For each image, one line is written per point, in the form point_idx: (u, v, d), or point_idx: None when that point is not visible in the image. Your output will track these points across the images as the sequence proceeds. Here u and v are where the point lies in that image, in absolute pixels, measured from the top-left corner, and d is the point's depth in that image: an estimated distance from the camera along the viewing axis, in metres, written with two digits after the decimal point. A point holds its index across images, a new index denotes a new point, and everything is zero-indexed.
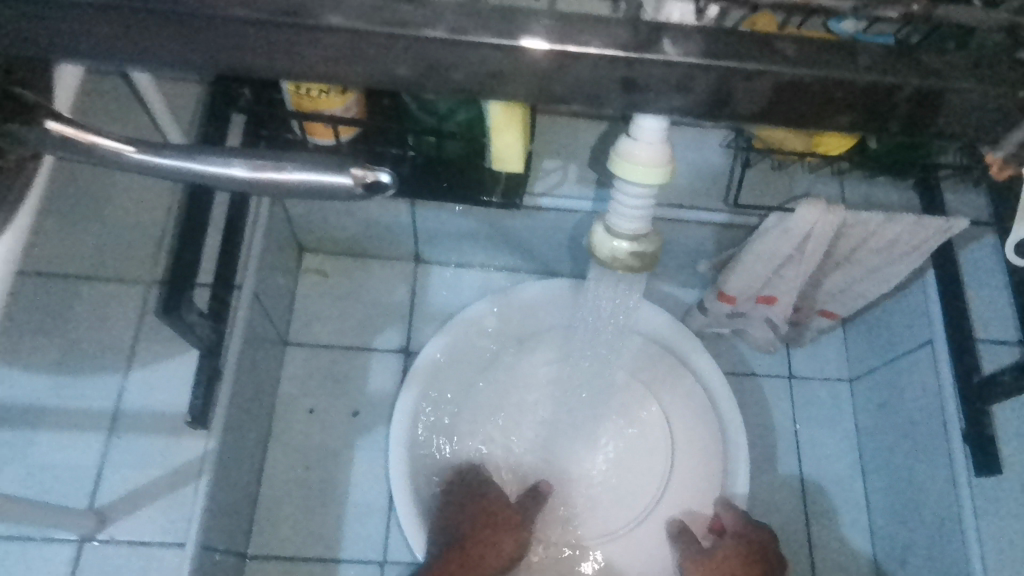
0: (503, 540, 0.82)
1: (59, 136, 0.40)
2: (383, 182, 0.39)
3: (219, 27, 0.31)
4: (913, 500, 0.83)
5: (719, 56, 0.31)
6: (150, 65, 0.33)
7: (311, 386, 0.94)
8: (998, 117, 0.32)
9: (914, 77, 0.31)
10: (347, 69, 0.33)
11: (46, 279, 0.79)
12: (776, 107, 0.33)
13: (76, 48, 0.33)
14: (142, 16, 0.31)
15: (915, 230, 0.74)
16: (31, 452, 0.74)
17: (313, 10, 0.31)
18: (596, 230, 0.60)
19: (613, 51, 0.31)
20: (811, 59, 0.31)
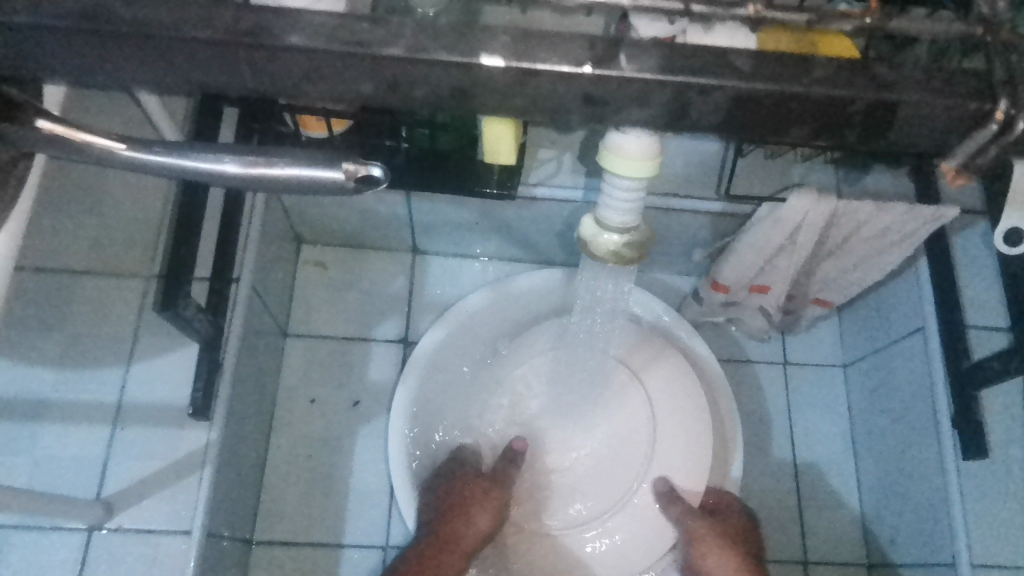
0: (476, 515, 0.81)
1: (48, 133, 0.41)
2: (376, 175, 0.40)
3: (181, 47, 0.32)
4: (902, 484, 0.84)
5: (675, 71, 0.30)
6: (115, 83, 0.33)
7: (311, 377, 0.96)
8: (952, 129, 0.31)
9: (867, 90, 0.30)
10: (309, 88, 0.33)
11: (44, 275, 0.80)
12: (733, 123, 0.32)
13: (41, 65, 0.33)
14: (102, 36, 0.31)
15: (906, 220, 0.75)
16: (37, 444, 0.76)
17: (275, 28, 0.31)
18: (587, 223, 0.60)
19: (569, 68, 0.30)
20: (766, 74, 0.30)
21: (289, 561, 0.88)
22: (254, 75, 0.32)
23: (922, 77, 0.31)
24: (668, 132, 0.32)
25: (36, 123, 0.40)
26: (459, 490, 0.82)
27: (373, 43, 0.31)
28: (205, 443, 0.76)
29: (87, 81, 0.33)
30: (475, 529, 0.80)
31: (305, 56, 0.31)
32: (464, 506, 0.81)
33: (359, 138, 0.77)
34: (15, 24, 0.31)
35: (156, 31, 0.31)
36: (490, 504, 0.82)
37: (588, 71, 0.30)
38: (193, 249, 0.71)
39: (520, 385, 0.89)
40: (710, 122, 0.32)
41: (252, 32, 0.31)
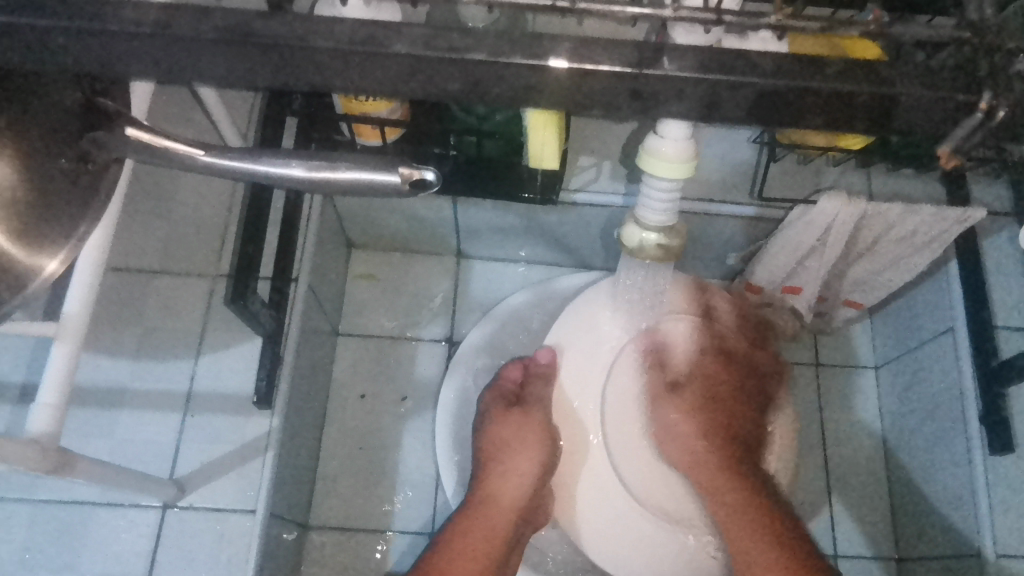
0: (514, 458, 0.78)
1: (136, 140, 0.47)
2: (428, 179, 0.45)
3: (278, 53, 0.32)
4: (930, 479, 0.87)
5: (710, 71, 0.31)
6: (188, 79, 0.34)
7: (362, 374, 1.01)
8: (949, 116, 0.31)
9: (869, 84, 0.31)
10: (385, 87, 0.33)
11: (121, 273, 0.87)
12: (758, 116, 0.33)
13: (117, 67, 0.33)
14: (182, 43, 0.32)
15: (934, 221, 0.77)
16: (118, 428, 0.83)
17: (384, 39, 0.31)
18: (627, 223, 0.65)
19: (623, 68, 0.31)
20: (786, 70, 0.31)
21: (342, 544, 0.93)
22: (338, 74, 0.32)
23: (922, 72, 0.31)
24: (700, 126, 0.34)
25: (123, 130, 0.47)
26: (501, 437, 0.80)
27: (462, 49, 0.31)
28: (268, 429, 0.83)
29: (161, 79, 0.34)
30: (517, 473, 0.78)
31: (407, 62, 0.31)
32: (503, 451, 0.79)
33: (411, 145, 0.82)
34: (105, 29, 0.31)
35: (248, 36, 0.31)
36: (525, 443, 0.78)
37: (637, 72, 0.31)
38: (258, 247, 0.76)
39: (582, 372, 0.72)
40: (734, 116, 0.33)
41: (365, 41, 0.31)
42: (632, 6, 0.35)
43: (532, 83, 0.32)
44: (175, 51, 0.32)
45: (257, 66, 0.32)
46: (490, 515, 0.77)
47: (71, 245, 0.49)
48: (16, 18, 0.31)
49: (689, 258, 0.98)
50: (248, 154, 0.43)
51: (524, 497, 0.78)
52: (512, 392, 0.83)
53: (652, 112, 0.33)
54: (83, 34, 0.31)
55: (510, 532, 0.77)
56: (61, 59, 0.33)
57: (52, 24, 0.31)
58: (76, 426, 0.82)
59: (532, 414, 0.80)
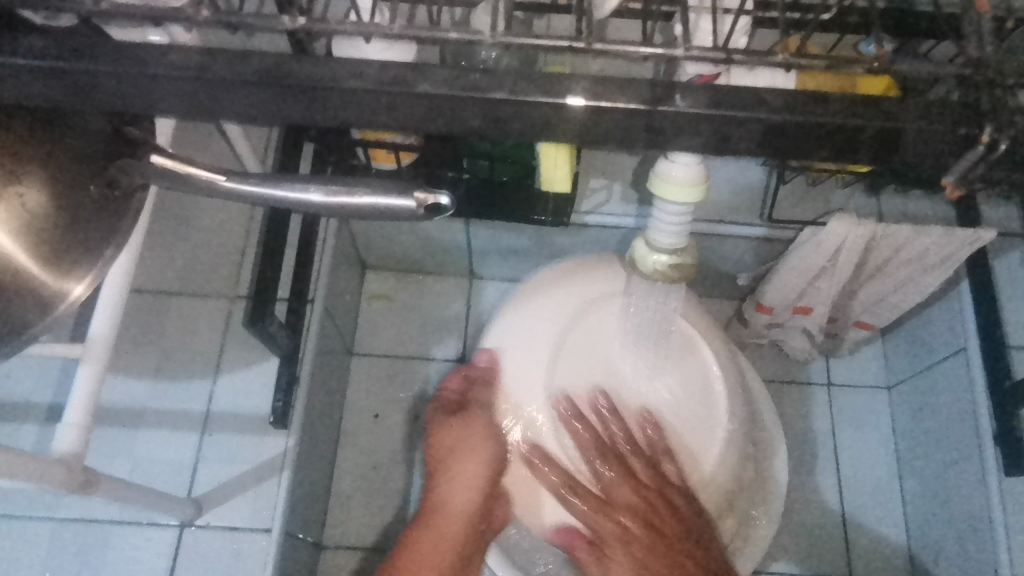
0: (462, 464, 0.78)
1: (159, 167, 0.49)
2: (443, 204, 0.46)
3: (309, 93, 0.33)
4: (945, 499, 0.87)
5: (722, 106, 0.32)
6: (222, 118, 0.35)
7: (376, 394, 1.02)
8: (951, 150, 0.33)
9: (875, 119, 0.32)
10: (410, 124, 0.34)
11: (142, 295, 0.89)
12: (769, 148, 0.34)
13: (157, 106, 0.35)
14: (218, 85, 0.33)
15: (944, 242, 0.78)
16: (137, 447, 0.84)
17: (410, 80, 0.33)
18: (639, 244, 0.69)
19: (638, 106, 0.32)
20: (795, 106, 0.32)
21: (355, 564, 0.94)
22: (367, 113, 0.34)
23: (925, 107, 0.32)
24: (713, 158, 0.35)
25: (149, 158, 0.49)
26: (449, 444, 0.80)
27: (483, 89, 0.32)
28: (284, 448, 0.84)
29: (198, 117, 0.36)
30: (462, 481, 0.77)
31: (431, 102, 0.33)
32: (453, 454, 0.79)
33: (426, 169, 0.84)
34: (148, 73, 0.33)
35: (281, 78, 0.33)
36: (469, 448, 0.78)
37: (652, 109, 0.32)
38: (277, 270, 0.78)
39: (523, 373, 0.76)
40: (746, 148, 0.34)
41: (391, 82, 0.33)
42: (644, 47, 0.36)
43: (550, 120, 0.33)
44: (213, 91, 0.34)
45: (289, 105, 0.34)
46: (441, 525, 0.77)
47: (98, 270, 0.50)
48: (66, 63, 0.33)
49: (700, 278, 0.98)
50: (274, 183, 0.45)
51: (472, 506, 0.76)
52: (454, 400, 0.83)
53: (666, 147, 0.34)
54: (127, 76, 0.33)
55: (464, 541, 0.76)
56: (105, 99, 0.34)
57: (97, 68, 0.33)
58: (97, 445, 0.84)
59: (473, 419, 0.79)
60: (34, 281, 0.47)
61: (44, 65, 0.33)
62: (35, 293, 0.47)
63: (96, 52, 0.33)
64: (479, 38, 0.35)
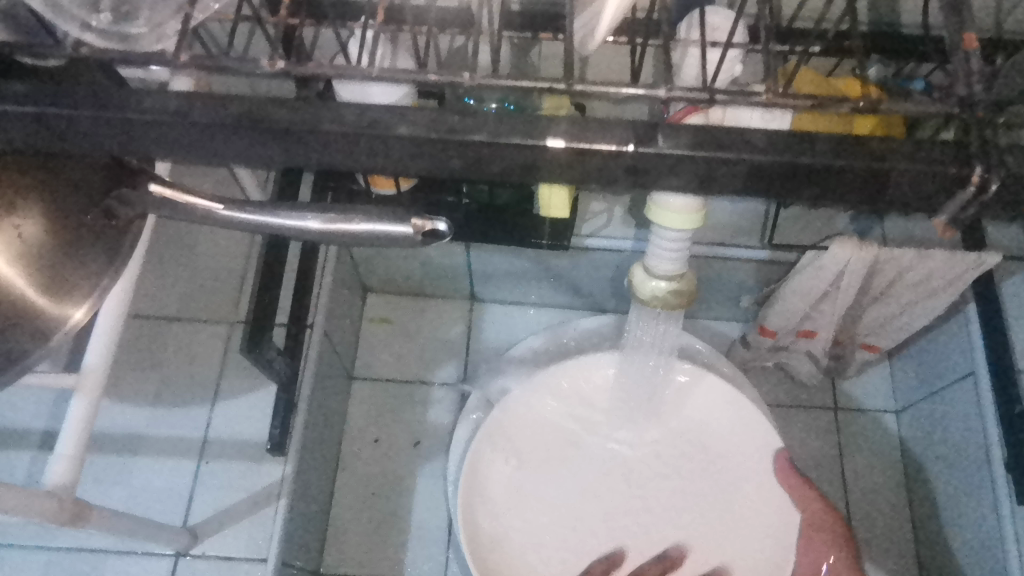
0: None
1: (158, 196, 0.48)
2: (442, 230, 0.45)
3: (288, 138, 0.33)
4: (956, 530, 0.85)
5: (705, 147, 0.32)
6: (203, 160, 0.35)
7: (377, 419, 1.02)
8: (942, 190, 0.32)
9: (861, 159, 0.31)
10: (392, 165, 0.34)
11: (141, 320, 0.89)
12: (755, 188, 0.33)
13: (134, 149, 0.35)
14: (199, 130, 0.33)
15: (949, 266, 0.77)
16: (133, 475, 0.84)
17: (387, 123, 0.32)
18: (637, 273, 0.68)
19: (618, 147, 0.32)
20: (779, 146, 0.31)
21: None
22: (349, 157, 0.34)
23: (911, 146, 0.32)
24: (697, 197, 0.34)
25: (147, 186, 0.48)
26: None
27: (463, 132, 0.32)
28: (281, 476, 0.83)
29: (177, 158, 0.35)
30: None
31: (411, 145, 0.33)
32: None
33: (426, 194, 0.84)
34: (127, 119, 0.33)
35: (262, 124, 0.33)
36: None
37: (631, 150, 0.32)
38: (275, 297, 0.78)
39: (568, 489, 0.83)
40: (730, 187, 0.34)
41: (367, 126, 0.32)
42: (627, 86, 0.35)
43: (530, 161, 0.33)
44: (192, 135, 0.33)
45: (267, 147, 0.34)
46: None
47: (97, 295, 0.51)
48: (46, 109, 0.33)
49: (702, 301, 0.97)
50: (267, 214, 0.45)
51: None
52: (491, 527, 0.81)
53: (647, 188, 0.34)
54: (106, 120, 0.33)
55: None
56: (85, 142, 0.34)
57: (79, 115, 0.33)
58: (94, 473, 0.83)
59: None
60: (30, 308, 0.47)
61: (24, 111, 0.33)
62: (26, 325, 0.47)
63: (75, 96, 0.33)
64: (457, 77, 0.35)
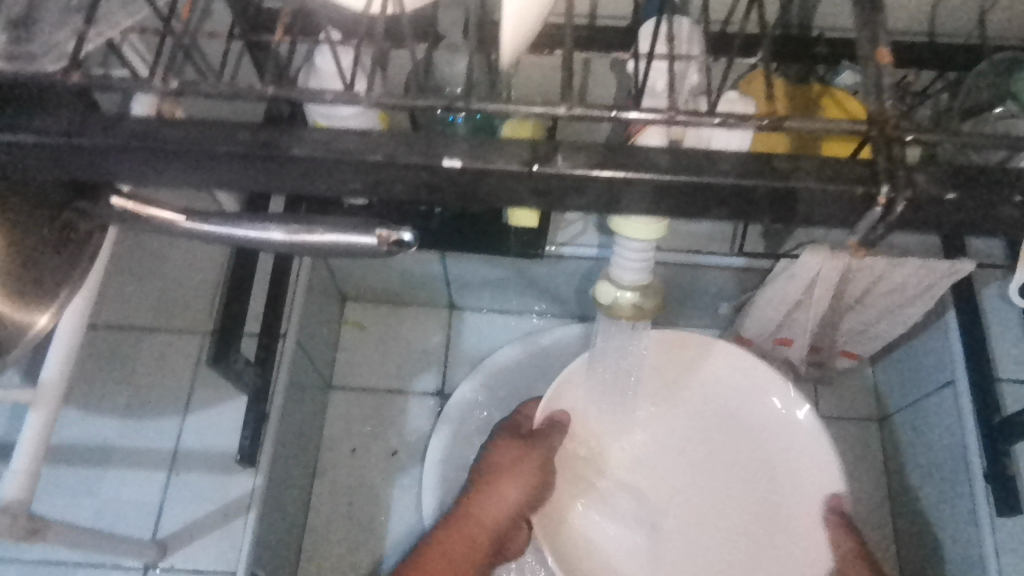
0: (504, 486, 0.76)
1: (122, 209, 0.48)
2: (406, 241, 0.44)
3: (196, 159, 0.32)
4: (935, 539, 0.84)
5: (605, 168, 0.31)
6: (115, 180, 0.34)
7: (354, 428, 1.01)
8: (853, 207, 0.31)
9: (764, 178, 0.30)
10: (304, 184, 0.33)
11: (113, 332, 0.88)
12: (663, 207, 0.32)
13: (38, 172, 0.34)
14: (103, 153, 0.32)
15: (923, 274, 0.76)
16: (103, 487, 0.83)
17: (283, 144, 0.32)
18: (602, 285, 0.67)
19: (518, 167, 0.31)
20: (682, 165, 0.31)
21: None
22: (258, 178, 0.33)
23: (818, 164, 0.31)
24: (607, 216, 0.33)
25: (109, 200, 0.48)
26: (495, 492, 0.76)
27: (362, 152, 0.31)
28: (250, 488, 0.82)
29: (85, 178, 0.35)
30: (505, 501, 0.76)
31: (314, 165, 0.32)
32: (495, 477, 0.76)
33: (396, 203, 0.83)
34: (25, 142, 0.32)
35: (165, 145, 0.32)
36: (522, 474, 0.76)
37: (534, 170, 0.31)
38: (242, 308, 0.77)
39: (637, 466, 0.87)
40: (640, 206, 0.33)
41: (266, 147, 0.32)
42: (529, 105, 0.34)
43: (433, 180, 0.32)
44: (95, 157, 0.33)
45: (171, 167, 0.33)
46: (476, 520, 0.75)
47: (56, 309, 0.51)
48: None
49: (679, 309, 0.96)
50: (227, 226, 0.44)
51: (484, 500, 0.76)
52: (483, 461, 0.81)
53: (556, 207, 0.33)
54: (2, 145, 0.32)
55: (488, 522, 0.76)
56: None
57: None
58: (64, 485, 0.83)
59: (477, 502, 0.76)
60: None
61: None
62: None
63: None
64: (359, 95, 0.34)
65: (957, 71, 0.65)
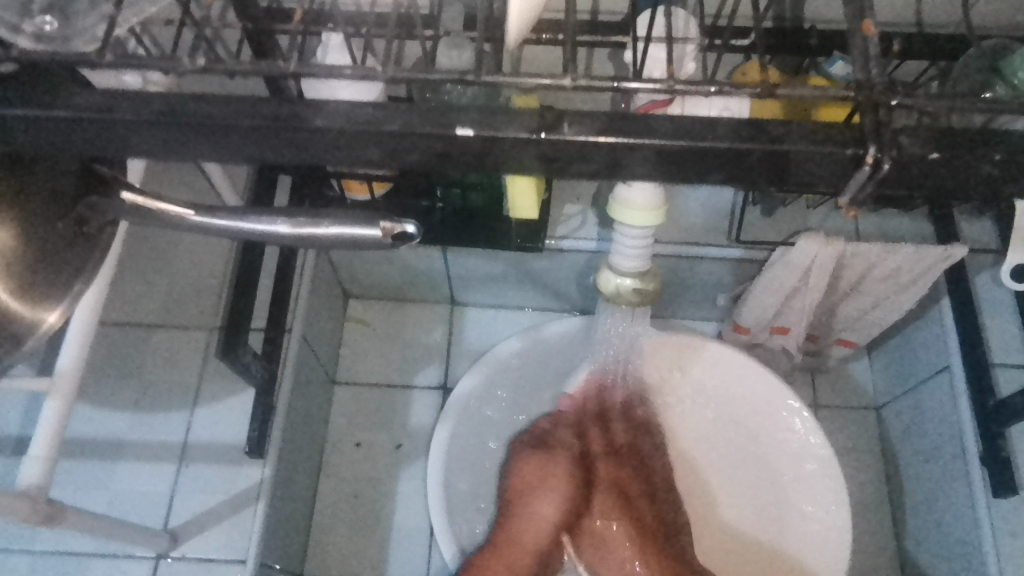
0: (540, 502, 0.86)
1: (132, 204, 0.49)
2: (409, 232, 0.46)
3: (218, 133, 0.34)
4: (932, 523, 0.85)
5: (609, 133, 0.33)
6: (139, 154, 0.36)
7: (359, 423, 1.02)
8: (841, 169, 0.33)
9: (758, 143, 0.32)
10: (325, 156, 0.35)
11: (122, 328, 0.90)
12: (662, 172, 0.34)
13: (66, 145, 0.35)
14: (131, 129, 0.34)
15: (916, 259, 0.78)
16: (114, 479, 0.84)
17: (303, 116, 0.33)
18: (603, 270, 0.69)
19: (525, 135, 0.33)
20: (680, 131, 0.32)
21: None
22: (280, 149, 0.35)
23: (808, 129, 0.33)
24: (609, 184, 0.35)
25: (119, 195, 0.49)
26: (533, 508, 0.86)
27: (379, 122, 0.33)
28: (260, 478, 0.84)
29: (110, 153, 0.36)
30: (542, 517, 0.86)
31: (332, 134, 0.34)
32: (529, 496, 0.86)
33: (399, 198, 0.85)
34: (56, 117, 0.34)
35: (190, 119, 0.34)
36: (552, 486, 0.87)
37: (541, 138, 0.33)
38: (250, 301, 0.78)
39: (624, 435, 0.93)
40: (643, 172, 0.35)
41: (287, 118, 0.33)
42: (534, 78, 0.36)
43: (446, 151, 0.34)
44: (123, 132, 0.34)
45: (195, 141, 0.35)
46: (520, 537, 0.84)
47: (69, 301, 0.51)
48: None
49: (678, 300, 0.97)
50: (234, 215, 0.45)
51: (534, 509, 0.86)
52: (536, 436, 0.91)
53: (561, 175, 0.34)
54: (37, 120, 0.34)
55: (534, 545, 0.85)
56: (23, 142, 0.35)
57: (18, 120, 0.34)
58: (76, 478, 0.84)
59: (516, 514, 0.86)
60: (6, 312, 0.47)
61: None
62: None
63: (10, 98, 0.34)
64: (373, 73, 0.36)
65: (945, 60, 0.67)
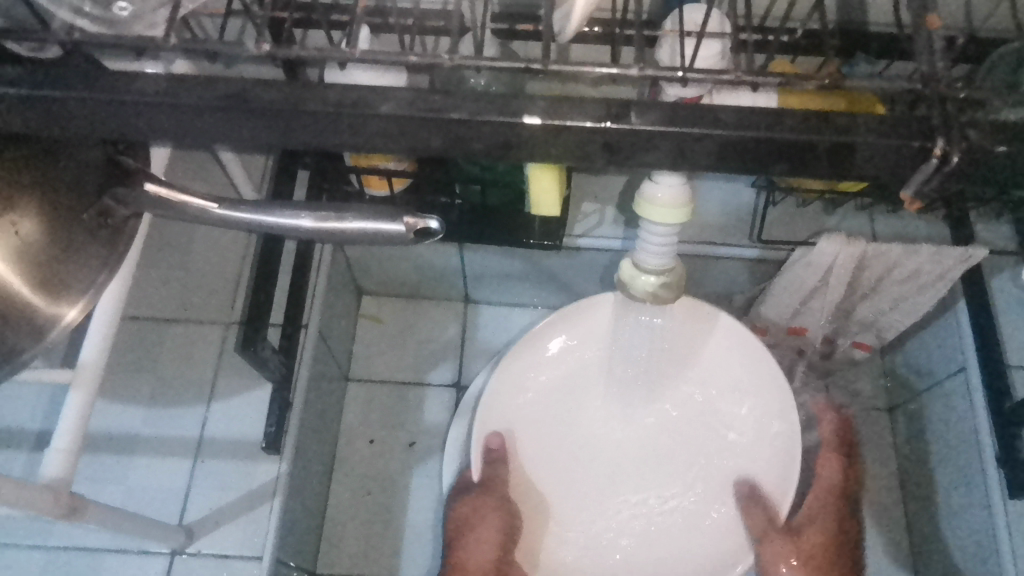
0: (481, 528, 0.76)
1: (155, 195, 0.49)
2: (432, 229, 0.45)
3: (279, 120, 0.34)
4: (947, 527, 0.85)
5: (675, 123, 0.33)
6: (196, 140, 0.36)
7: (372, 420, 1.02)
8: (908, 160, 0.33)
9: (827, 133, 0.33)
10: (386, 144, 0.35)
11: (137, 321, 0.89)
12: (726, 161, 0.35)
13: (122, 129, 0.36)
14: (190, 113, 0.34)
15: (936, 260, 0.78)
16: (129, 474, 0.84)
17: (367, 103, 0.34)
18: (627, 267, 0.69)
19: (591, 123, 0.33)
20: (748, 121, 0.33)
21: None
22: (339, 135, 0.35)
23: (875, 121, 0.33)
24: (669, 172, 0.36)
25: (144, 185, 0.49)
26: (479, 532, 0.75)
27: (443, 109, 0.33)
28: (276, 474, 0.84)
29: (165, 139, 0.36)
30: (487, 543, 0.75)
31: (394, 121, 0.34)
32: (466, 527, 0.76)
33: (418, 195, 0.84)
34: (116, 101, 0.34)
35: (254, 106, 0.34)
36: (489, 512, 0.76)
37: (607, 127, 0.33)
38: (270, 296, 0.78)
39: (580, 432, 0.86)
40: (704, 161, 0.35)
41: (352, 105, 0.34)
42: (601, 66, 0.36)
43: (509, 139, 0.34)
44: (183, 117, 0.35)
45: (255, 127, 0.35)
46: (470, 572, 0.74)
47: (91, 293, 0.49)
48: (41, 90, 0.34)
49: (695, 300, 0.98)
50: (261, 210, 0.45)
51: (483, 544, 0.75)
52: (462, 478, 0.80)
53: (623, 164, 0.35)
54: (103, 104, 0.34)
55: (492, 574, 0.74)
56: (82, 125, 0.35)
57: (80, 103, 0.34)
58: (90, 473, 0.83)
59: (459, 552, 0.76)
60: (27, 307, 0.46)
61: (17, 94, 0.34)
62: (30, 320, 0.46)
63: (72, 82, 0.34)
64: (431, 62, 0.36)
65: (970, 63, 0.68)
